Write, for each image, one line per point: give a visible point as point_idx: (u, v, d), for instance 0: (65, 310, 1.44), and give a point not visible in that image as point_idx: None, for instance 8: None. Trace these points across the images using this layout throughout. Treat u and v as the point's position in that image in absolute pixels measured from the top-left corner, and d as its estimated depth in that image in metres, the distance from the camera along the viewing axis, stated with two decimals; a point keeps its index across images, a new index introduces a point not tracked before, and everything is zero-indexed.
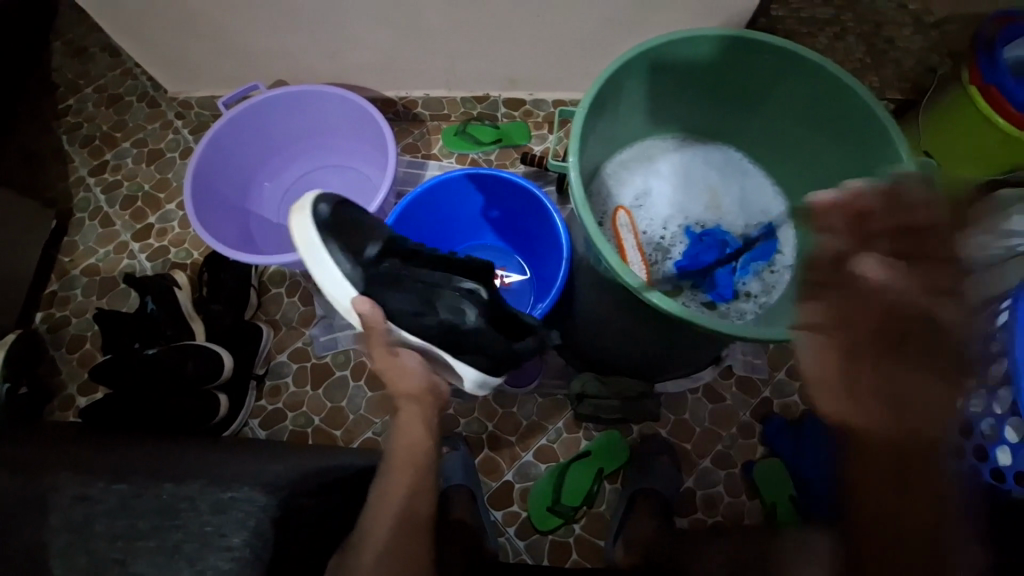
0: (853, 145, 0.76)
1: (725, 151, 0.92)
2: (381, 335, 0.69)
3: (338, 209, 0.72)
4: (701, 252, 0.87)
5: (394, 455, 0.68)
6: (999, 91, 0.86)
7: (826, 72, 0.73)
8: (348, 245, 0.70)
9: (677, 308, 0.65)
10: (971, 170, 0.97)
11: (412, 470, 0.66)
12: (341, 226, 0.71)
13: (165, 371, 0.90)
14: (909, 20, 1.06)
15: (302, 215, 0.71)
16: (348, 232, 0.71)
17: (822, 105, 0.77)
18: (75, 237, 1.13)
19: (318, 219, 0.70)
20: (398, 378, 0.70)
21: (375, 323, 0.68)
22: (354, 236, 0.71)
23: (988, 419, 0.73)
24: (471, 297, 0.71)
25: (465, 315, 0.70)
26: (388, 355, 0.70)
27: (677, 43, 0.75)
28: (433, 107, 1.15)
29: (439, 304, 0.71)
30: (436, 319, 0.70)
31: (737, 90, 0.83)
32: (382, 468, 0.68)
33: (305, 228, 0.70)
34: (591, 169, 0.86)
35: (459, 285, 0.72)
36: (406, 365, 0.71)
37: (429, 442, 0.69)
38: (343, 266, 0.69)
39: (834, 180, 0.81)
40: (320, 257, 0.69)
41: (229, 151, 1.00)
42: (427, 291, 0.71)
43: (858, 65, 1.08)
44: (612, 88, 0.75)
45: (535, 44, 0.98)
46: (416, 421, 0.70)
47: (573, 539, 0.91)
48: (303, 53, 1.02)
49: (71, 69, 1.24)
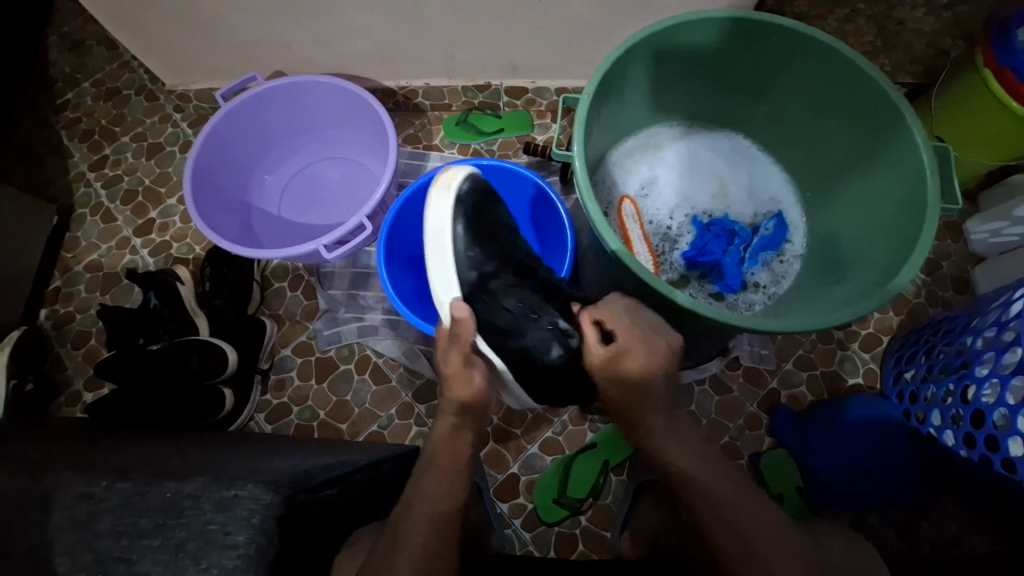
0: (863, 130, 0.74)
1: (732, 138, 0.90)
2: (467, 343, 0.70)
3: (477, 196, 0.77)
4: (709, 243, 0.84)
5: (436, 455, 0.69)
6: (1014, 74, 0.84)
7: (838, 56, 0.70)
8: (473, 241, 0.75)
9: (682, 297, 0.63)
10: (985, 156, 0.97)
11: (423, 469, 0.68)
12: (470, 214, 0.75)
13: (170, 367, 0.89)
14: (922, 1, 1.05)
15: (446, 192, 0.74)
16: (478, 225, 0.76)
17: (833, 90, 0.74)
18: (77, 233, 1.12)
19: (458, 199, 0.75)
20: (460, 388, 0.70)
21: (462, 331, 0.70)
22: (482, 231, 0.76)
23: (1001, 409, 0.72)
24: (561, 337, 0.75)
25: (550, 350, 0.75)
26: (463, 364, 0.71)
27: (681, 28, 0.72)
28: (434, 97, 1.13)
29: (531, 331, 0.75)
30: (520, 342, 0.75)
31: (746, 75, 0.80)
32: (419, 466, 0.69)
33: (445, 209, 0.74)
34: (597, 158, 0.83)
35: (552, 321, 0.76)
36: (474, 377, 0.71)
37: (469, 455, 0.70)
38: (460, 263, 0.74)
39: (845, 167, 0.79)
40: (441, 243, 0.73)
41: (226, 145, 0.99)
42: (521, 314, 0.75)
43: (869, 48, 1.09)
44: (617, 74, 0.73)
45: (538, 33, 0.97)
46: (459, 432, 0.71)
47: (579, 531, 0.91)
48: (304, 45, 1.01)
49: (68, 63, 1.23)
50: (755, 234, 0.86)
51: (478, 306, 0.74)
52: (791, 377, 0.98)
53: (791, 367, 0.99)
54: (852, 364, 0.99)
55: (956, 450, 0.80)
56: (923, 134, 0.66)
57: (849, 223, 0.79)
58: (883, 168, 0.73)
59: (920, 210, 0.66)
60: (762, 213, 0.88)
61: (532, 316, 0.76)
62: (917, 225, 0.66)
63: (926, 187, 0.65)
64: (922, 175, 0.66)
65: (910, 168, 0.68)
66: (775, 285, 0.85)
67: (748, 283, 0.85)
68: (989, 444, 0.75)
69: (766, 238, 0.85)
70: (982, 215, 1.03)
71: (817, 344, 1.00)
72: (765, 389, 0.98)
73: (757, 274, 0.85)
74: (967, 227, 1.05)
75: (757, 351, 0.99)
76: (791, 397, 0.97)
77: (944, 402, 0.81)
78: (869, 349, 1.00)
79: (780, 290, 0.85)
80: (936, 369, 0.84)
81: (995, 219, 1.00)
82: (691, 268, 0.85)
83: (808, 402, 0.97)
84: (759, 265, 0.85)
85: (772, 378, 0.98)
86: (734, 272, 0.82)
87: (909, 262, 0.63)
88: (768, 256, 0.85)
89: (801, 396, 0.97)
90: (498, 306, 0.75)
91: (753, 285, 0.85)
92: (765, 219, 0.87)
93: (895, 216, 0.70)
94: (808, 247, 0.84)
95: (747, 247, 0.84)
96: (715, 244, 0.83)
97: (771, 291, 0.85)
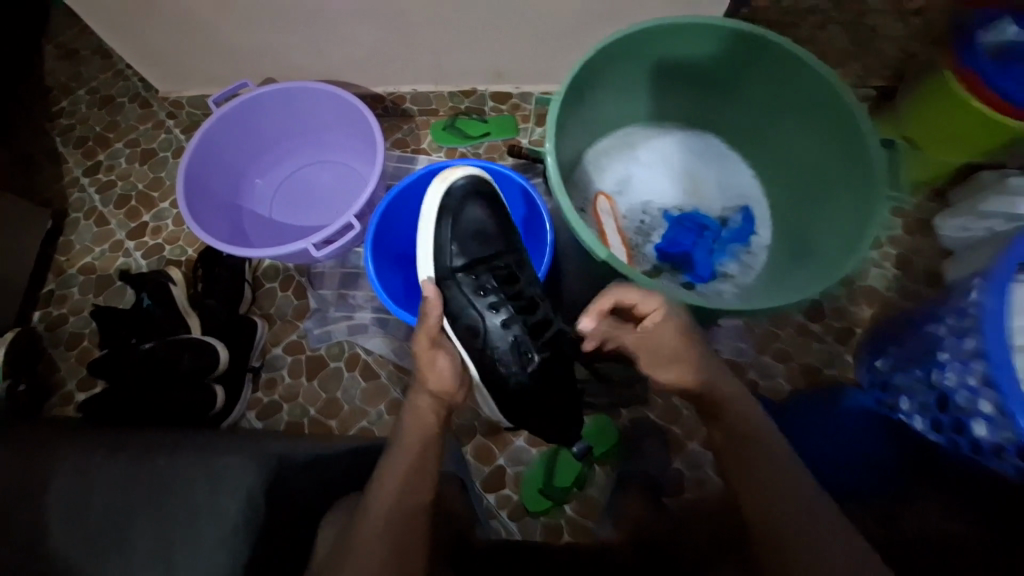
0: (822, 129, 0.77)
1: (703, 136, 0.93)
2: (433, 327, 0.74)
3: (469, 193, 0.81)
4: (680, 235, 0.88)
5: (404, 435, 0.69)
6: (977, 77, 0.90)
7: (795, 58, 0.74)
8: (456, 233, 0.80)
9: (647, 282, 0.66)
10: (955, 155, 1.01)
11: (416, 454, 0.66)
12: (458, 211, 0.81)
13: (161, 365, 0.91)
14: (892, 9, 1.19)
15: (441, 184, 0.81)
16: (466, 220, 0.81)
17: (792, 89, 0.78)
18: (71, 236, 1.14)
19: (450, 192, 0.81)
20: (427, 369, 0.73)
21: (427, 311, 0.75)
22: (467, 227, 0.80)
23: (964, 392, 0.76)
24: (518, 352, 0.79)
25: (502, 360, 0.79)
26: (429, 346, 0.74)
27: (647, 32, 0.75)
28: (422, 102, 1.17)
29: (493, 334, 0.79)
30: (484, 340, 0.79)
31: (712, 77, 0.84)
32: (389, 449, 0.68)
33: (432, 198, 0.81)
34: (572, 158, 0.87)
35: (516, 335, 0.79)
36: (438, 361, 0.74)
37: (439, 437, 0.69)
38: (438, 247, 0.80)
39: (805, 161, 0.83)
40: (426, 227, 0.81)
41: (218, 149, 1.02)
42: (488, 316, 0.79)
43: (841, 52, 1.21)
44: (588, 77, 0.77)
45: (519, 40, 1.01)
46: (428, 415, 0.71)
47: (564, 520, 0.93)
48: (292, 52, 1.04)
49: (64, 71, 1.26)
50: (724, 227, 0.89)
51: (449, 294, 0.80)
52: (769, 368, 1.01)
53: (769, 359, 1.02)
54: (829, 357, 1.02)
55: (925, 434, 0.85)
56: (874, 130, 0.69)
57: (813, 216, 0.82)
58: (842, 162, 0.76)
59: (872, 201, 0.70)
60: (731, 207, 0.91)
61: (497, 318, 0.79)
62: (866, 217, 0.70)
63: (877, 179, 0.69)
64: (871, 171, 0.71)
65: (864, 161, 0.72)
66: (743, 275, 0.87)
67: (717, 273, 0.87)
68: (956, 428, 0.78)
69: (733, 231, 0.89)
70: (950, 211, 1.07)
71: (795, 337, 1.03)
72: (744, 380, 1.01)
73: (727, 265, 0.88)
74: (937, 223, 1.09)
75: (736, 343, 1.02)
76: (770, 387, 1.00)
77: (915, 389, 0.85)
78: (845, 342, 1.03)
79: (747, 280, 0.87)
80: (903, 359, 0.89)
81: (963, 214, 1.04)
82: (664, 260, 0.88)
83: (786, 391, 1.00)
84: (728, 257, 0.88)
85: (750, 369, 1.02)
86: (705, 265, 0.87)
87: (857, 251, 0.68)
88: (736, 248, 0.88)
89: (780, 387, 1.00)
90: (466, 301, 0.79)
91: (722, 276, 0.87)
92: (734, 213, 0.90)
93: (851, 207, 0.74)
94: (774, 239, 0.87)
95: (715, 239, 0.88)
96: (685, 237, 0.87)
97: (739, 281, 0.87)
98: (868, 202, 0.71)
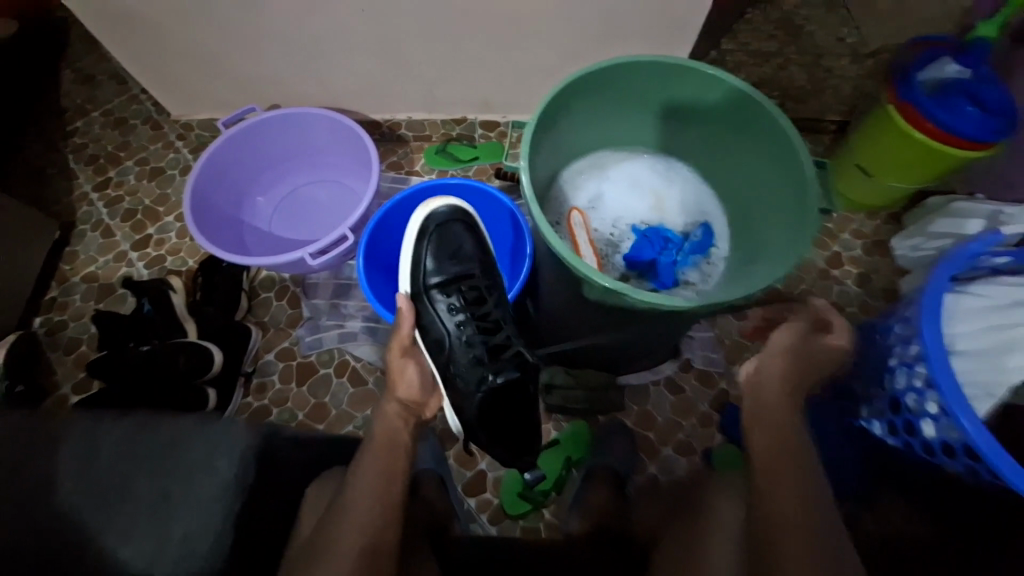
0: (765, 151, 0.86)
1: (665, 159, 1.01)
2: (403, 340, 0.79)
3: (449, 219, 0.86)
4: (643, 247, 0.93)
5: (374, 438, 0.73)
6: (915, 108, 0.99)
7: (737, 90, 0.84)
8: (433, 253, 0.85)
9: (608, 282, 0.73)
10: (908, 179, 1.10)
11: (386, 452, 0.70)
12: (438, 234, 0.86)
13: (157, 366, 0.95)
14: (846, 53, 1.37)
15: (425, 210, 0.87)
16: (444, 244, 0.86)
17: (738, 117, 0.88)
18: (77, 247, 1.20)
19: (432, 217, 0.86)
20: (397, 379, 0.77)
21: (400, 323, 0.79)
22: (445, 248, 0.85)
23: (912, 394, 0.80)
24: (479, 373, 0.82)
25: (464, 379, 0.82)
26: (400, 358, 0.79)
27: (610, 67, 0.85)
28: (416, 129, 1.26)
29: (458, 351, 0.83)
30: (447, 353, 0.83)
31: (669, 108, 0.93)
32: (361, 450, 0.72)
33: (417, 222, 0.87)
34: (548, 177, 0.95)
35: (478, 354, 0.83)
36: (408, 373, 0.78)
37: (408, 441, 0.73)
38: (415, 265, 0.86)
39: (752, 180, 0.91)
40: (408, 248, 0.87)
41: (224, 167, 1.09)
42: (454, 334, 0.83)
43: (801, 89, 1.33)
44: (559, 106, 0.86)
45: (504, 74, 1.12)
46: (396, 420, 0.75)
47: (542, 524, 0.96)
48: (297, 82, 1.14)
49: (80, 95, 1.35)
50: (686, 240, 0.96)
51: (422, 310, 0.85)
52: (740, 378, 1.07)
53: (739, 370, 1.07)
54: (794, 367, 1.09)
55: (886, 439, 0.89)
56: (806, 151, 0.78)
57: (765, 231, 0.89)
58: (783, 180, 0.85)
59: (806, 211, 0.79)
60: (692, 223, 0.98)
61: (463, 337, 0.83)
62: (803, 226, 0.78)
63: (810, 193, 0.78)
64: (807, 190, 0.79)
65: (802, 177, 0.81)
66: (703, 282, 0.94)
67: (680, 281, 0.94)
68: (909, 429, 0.83)
69: (694, 242, 0.95)
70: (904, 232, 1.16)
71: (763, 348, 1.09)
72: (716, 389, 1.06)
73: (688, 274, 0.94)
74: (893, 244, 1.17)
75: (708, 354, 1.08)
76: (740, 396, 1.05)
77: (875, 395, 0.90)
78: None
79: (707, 287, 0.93)
80: (862, 366, 0.94)
81: (915, 235, 1.13)
82: (631, 269, 0.94)
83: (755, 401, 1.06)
84: (689, 266, 0.94)
85: (723, 379, 1.07)
86: (667, 273, 0.91)
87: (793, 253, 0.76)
88: (696, 258, 0.95)
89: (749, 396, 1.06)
90: (437, 317, 0.84)
91: (684, 283, 0.93)
92: (694, 227, 0.97)
93: (791, 218, 0.83)
94: (731, 250, 0.94)
95: (677, 250, 0.94)
96: (648, 248, 0.93)
97: (699, 288, 0.93)
98: (804, 213, 0.79)
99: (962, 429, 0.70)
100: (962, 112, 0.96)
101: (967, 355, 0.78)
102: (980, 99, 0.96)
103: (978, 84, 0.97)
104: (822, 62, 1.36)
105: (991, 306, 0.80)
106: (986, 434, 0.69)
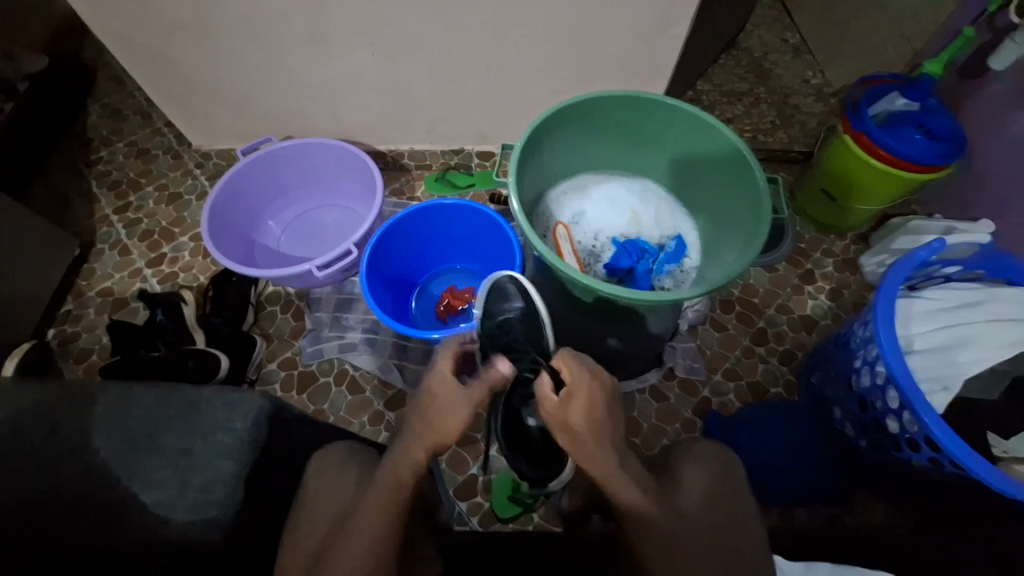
0: (728, 171, 0.96)
1: (642, 180, 1.10)
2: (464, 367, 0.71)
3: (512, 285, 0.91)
4: (621, 256, 1.02)
5: (390, 476, 0.66)
6: (868, 137, 1.08)
7: (700, 120, 0.95)
8: (494, 305, 0.91)
9: (580, 278, 0.81)
10: (873, 200, 1.18)
11: (394, 495, 0.65)
12: (498, 292, 0.92)
13: (167, 371, 1.00)
14: (811, 93, 1.51)
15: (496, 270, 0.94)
16: (503, 303, 0.90)
17: (704, 143, 0.98)
18: (94, 264, 1.27)
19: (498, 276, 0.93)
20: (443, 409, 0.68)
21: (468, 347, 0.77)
22: (505, 307, 0.90)
23: (876, 393, 0.86)
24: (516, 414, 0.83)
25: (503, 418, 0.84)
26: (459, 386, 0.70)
27: (587, 101, 0.96)
28: (418, 158, 1.37)
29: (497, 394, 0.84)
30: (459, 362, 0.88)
31: (643, 136, 1.03)
32: (375, 477, 0.68)
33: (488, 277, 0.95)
34: (535, 195, 1.04)
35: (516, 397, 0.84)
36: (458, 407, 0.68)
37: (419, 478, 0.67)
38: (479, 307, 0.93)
39: (717, 198, 1.01)
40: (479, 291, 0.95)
41: (240, 190, 1.19)
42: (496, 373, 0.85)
43: (771, 124, 1.46)
44: (543, 134, 0.96)
45: (499, 109, 1.24)
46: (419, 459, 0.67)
47: (532, 526, 0.98)
48: (311, 116, 1.25)
49: (106, 128, 1.46)
50: (661, 251, 1.04)
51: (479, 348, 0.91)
52: (720, 386, 1.12)
53: (720, 378, 1.13)
54: (773, 376, 1.14)
55: (857, 438, 0.94)
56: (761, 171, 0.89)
57: (728, 242, 0.97)
58: (743, 197, 0.94)
59: (760, 221, 0.88)
60: (667, 236, 1.07)
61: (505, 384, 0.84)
62: (756, 234, 0.88)
63: (763, 204, 0.88)
64: (763, 205, 0.89)
65: (759, 192, 0.91)
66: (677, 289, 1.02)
67: (655, 288, 1.02)
68: (877, 425, 0.88)
69: (668, 253, 1.04)
70: (870, 249, 1.25)
71: (741, 358, 1.15)
72: (698, 397, 1.11)
73: (663, 281, 1.02)
74: (862, 262, 1.26)
75: (690, 363, 1.14)
76: (721, 403, 1.10)
77: (843, 397, 0.95)
78: (787, 363, 1.15)
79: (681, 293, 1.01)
80: (829, 370, 1.00)
81: (880, 252, 1.22)
82: (612, 276, 1.02)
83: (735, 407, 1.10)
84: (664, 274, 1.03)
85: (704, 387, 1.12)
86: (645, 279, 1.00)
87: (748, 255, 0.85)
88: (670, 267, 1.03)
89: (730, 403, 1.10)
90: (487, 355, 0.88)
91: (660, 289, 1.01)
92: (669, 240, 1.06)
93: (749, 226, 0.92)
94: (702, 260, 1.02)
95: (653, 260, 1.02)
96: (626, 257, 1.02)
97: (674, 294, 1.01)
98: (760, 223, 0.88)
99: (922, 424, 0.76)
100: (911, 139, 1.06)
101: (924, 354, 0.85)
102: (928, 129, 1.08)
103: (924, 115, 1.09)
104: (789, 101, 1.50)
105: (942, 308, 0.87)
106: (945, 428, 0.74)
